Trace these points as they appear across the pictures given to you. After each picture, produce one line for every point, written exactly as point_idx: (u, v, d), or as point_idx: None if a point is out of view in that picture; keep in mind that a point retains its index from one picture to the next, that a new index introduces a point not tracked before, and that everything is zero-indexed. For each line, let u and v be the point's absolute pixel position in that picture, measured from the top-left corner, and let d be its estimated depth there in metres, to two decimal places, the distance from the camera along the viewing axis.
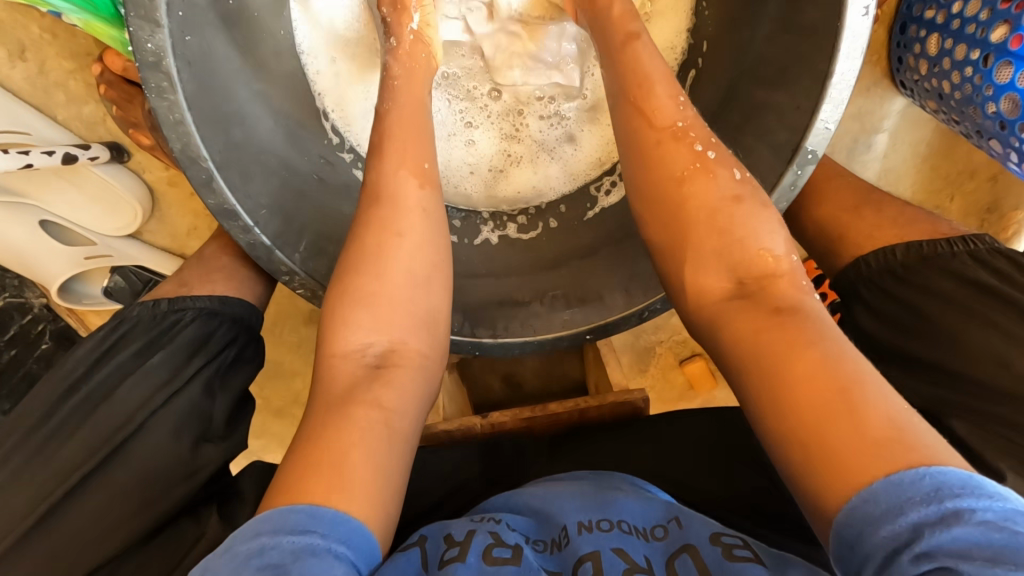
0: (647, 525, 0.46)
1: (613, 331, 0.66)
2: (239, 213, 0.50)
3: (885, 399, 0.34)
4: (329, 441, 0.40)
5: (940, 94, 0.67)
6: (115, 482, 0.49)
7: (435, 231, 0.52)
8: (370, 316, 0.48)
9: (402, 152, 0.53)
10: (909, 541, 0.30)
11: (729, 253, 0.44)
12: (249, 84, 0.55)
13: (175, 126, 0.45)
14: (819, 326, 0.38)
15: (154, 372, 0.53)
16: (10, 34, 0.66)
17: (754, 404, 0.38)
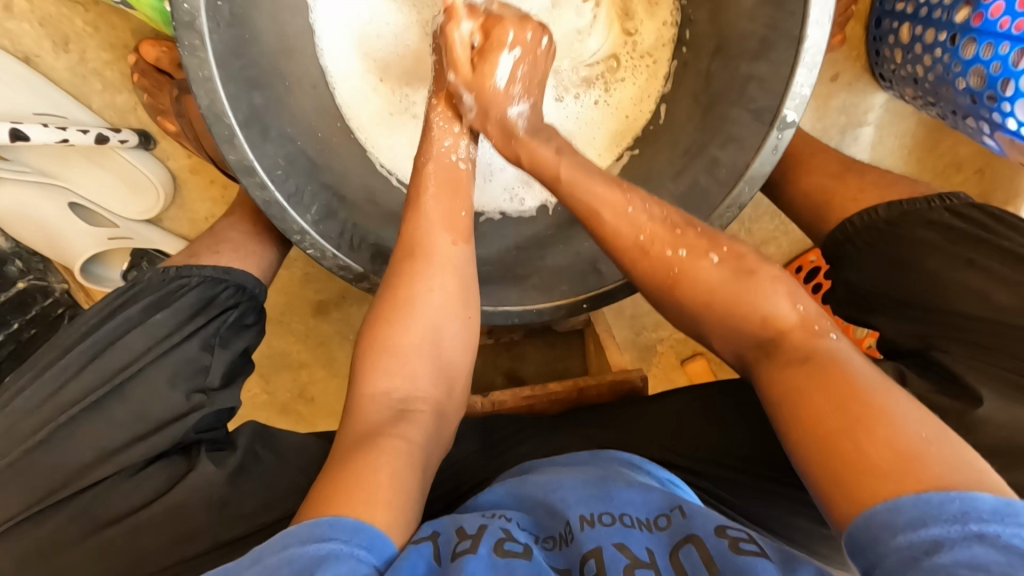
0: (649, 516, 0.44)
1: (609, 299, 0.68)
2: (257, 169, 0.55)
3: (908, 430, 0.36)
4: (353, 464, 0.44)
5: (915, 80, 0.71)
6: (116, 421, 0.51)
7: (466, 279, 0.58)
8: (400, 361, 0.53)
9: (440, 198, 0.58)
10: (929, 551, 0.31)
11: (739, 313, 0.49)
12: (277, 59, 0.60)
13: (203, 83, 0.50)
14: (835, 368, 0.41)
15: (157, 325, 0.56)
16: (56, 27, 0.72)
17: (793, 452, 0.41)
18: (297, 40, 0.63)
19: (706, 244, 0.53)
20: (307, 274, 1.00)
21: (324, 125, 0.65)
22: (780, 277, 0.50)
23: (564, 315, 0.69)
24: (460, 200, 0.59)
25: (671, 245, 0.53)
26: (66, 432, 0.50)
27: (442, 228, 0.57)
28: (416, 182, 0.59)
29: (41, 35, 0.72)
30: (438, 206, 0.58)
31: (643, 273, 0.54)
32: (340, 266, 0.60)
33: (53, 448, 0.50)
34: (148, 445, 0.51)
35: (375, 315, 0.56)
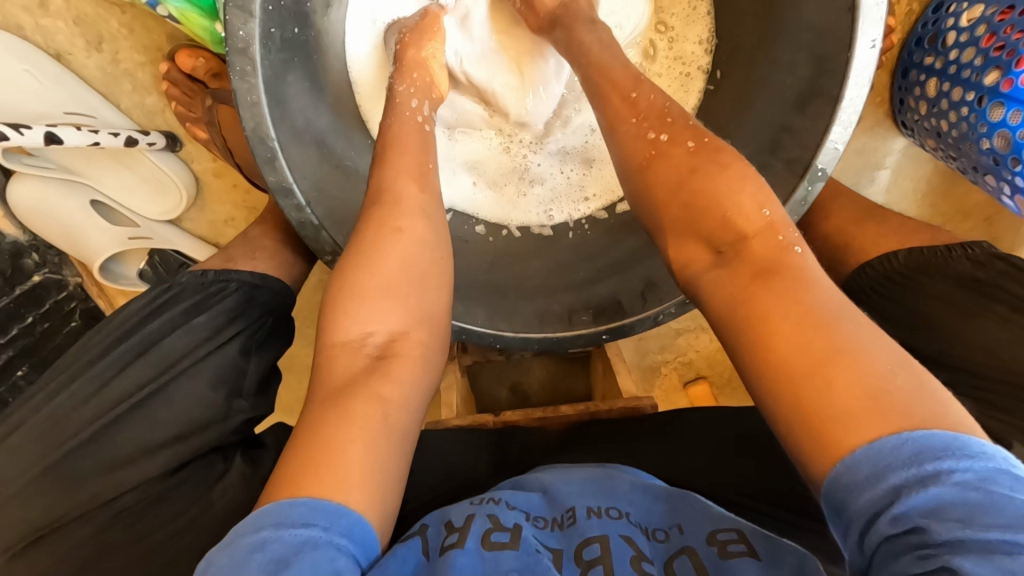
0: (648, 526, 0.45)
1: (630, 331, 0.68)
2: (295, 192, 0.55)
3: (870, 356, 0.35)
4: (315, 441, 0.41)
5: (937, 133, 0.73)
6: (157, 422, 0.52)
7: (436, 231, 0.52)
8: (366, 304, 0.48)
9: (396, 153, 0.54)
10: (890, 502, 0.31)
11: (714, 200, 0.46)
12: (316, 81, 0.60)
13: (249, 106, 0.50)
14: (799, 285, 0.40)
15: (197, 329, 0.56)
16: (91, 26, 0.72)
17: (749, 369, 0.40)
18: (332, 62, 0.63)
19: (673, 140, 0.50)
20: (320, 280, 1.00)
21: (353, 148, 0.65)
22: (748, 168, 0.47)
23: (583, 346, 0.69)
24: (417, 152, 0.55)
25: (658, 128, 0.51)
26: (107, 430, 0.51)
27: (404, 176, 0.53)
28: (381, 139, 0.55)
29: (75, 33, 0.72)
30: (392, 166, 0.53)
31: (626, 164, 0.52)
32: None
33: (94, 446, 0.50)
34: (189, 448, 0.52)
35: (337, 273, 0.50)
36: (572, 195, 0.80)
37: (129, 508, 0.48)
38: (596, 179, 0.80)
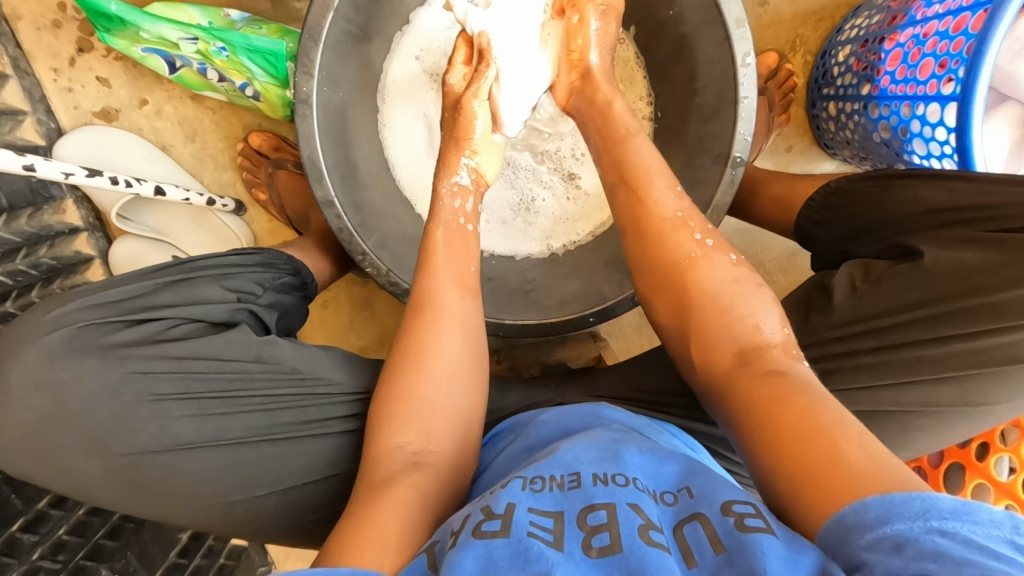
0: (657, 489, 0.46)
1: (611, 312, 0.85)
2: (336, 204, 0.73)
3: (856, 442, 0.45)
4: (370, 515, 0.51)
5: (848, 141, 0.90)
6: (188, 300, 0.66)
7: (479, 347, 0.68)
8: (417, 420, 0.62)
9: (455, 256, 0.72)
10: (895, 545, 0.36)
11: (732, 321, 0.59)
12: (354, 135, 0.81)
13: (307, 140, 0.69)
14: (798, 386, 0.51)
15: (239, 260, 0.73)
16: (189, 124, 0.96)
17: (762, 450, 0.49)
18: (367, 121, 0.84)
19: (714, 245, 0.65)
20: (351, 322, 1.12)
21: (380, 183, 0.85)
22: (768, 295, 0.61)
23: (574, 327, 0.85)
24: (469, 264, 0.72)
25: (703, 231, 0.65)
26: (152, 292, 0.66)
27: (461, 290, 0.69)
28: (427, 242, 0.72)
29: (178, 130, 0.96)
30: (450, 266, 0.70)
31: (645, 220, 0.67)
32: (391, 282, 0.77)
33: (138, 298, 0.65)
34: (209, 323, 0.66)
35: (395, 381, 0.64)
36: (569, 226, 0.96)
37: (162, 353, 0.62)
38: (586, 214, 0.96)
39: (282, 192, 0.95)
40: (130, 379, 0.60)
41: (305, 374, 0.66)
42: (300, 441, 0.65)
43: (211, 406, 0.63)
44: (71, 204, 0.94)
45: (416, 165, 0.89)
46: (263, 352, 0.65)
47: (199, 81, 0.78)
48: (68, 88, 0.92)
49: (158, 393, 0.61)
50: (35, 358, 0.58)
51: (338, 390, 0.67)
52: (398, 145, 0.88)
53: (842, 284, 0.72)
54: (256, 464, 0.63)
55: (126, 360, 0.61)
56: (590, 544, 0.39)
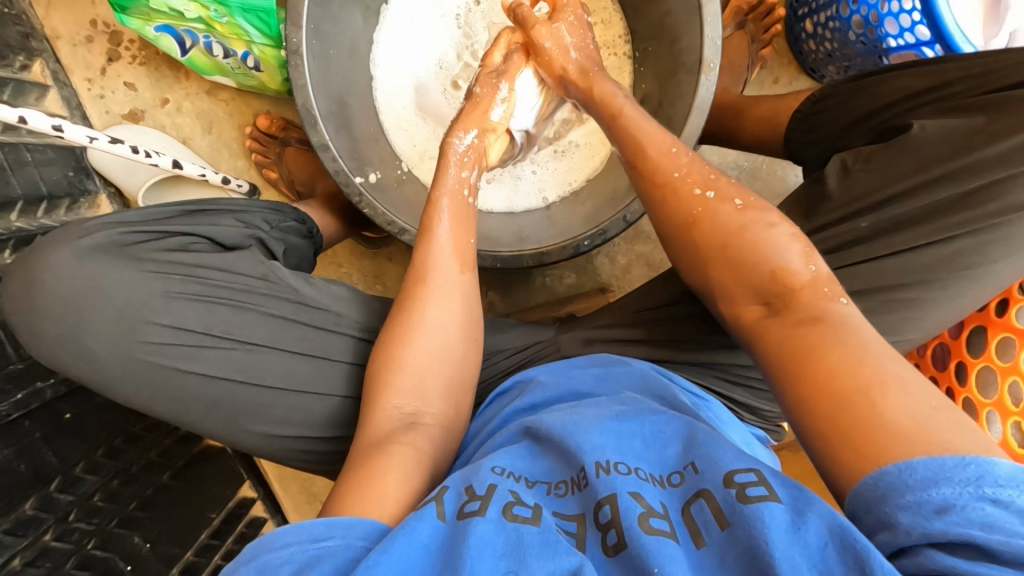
0: (663, 473, 0.48)
1: (607, 235, 0.86)
2: (331, 148, 0.79)
3: (897, 390, 0.42)
4: (363, 475, 0.51)
5: (828, 54, 0.91)
6: (202, 232, 0.69)
7: (474, 311, 0.67)
8: (417, 386, 0.61)
9: (453, 223, 0.70)
10: (939, 510, 0.37)
11: (754, 255, 0.56)
12: (347, 94, 0.87)
13: (299, 88, 0.75)
14: (839, 331, 0.48)
15: (247, 204, 0.76)
16: (206, 117, 1.05)
17: (794, 396, 0.47)
18: (361, 84, 0.91)
19: (718, 197, 0.62)
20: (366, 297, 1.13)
21: (374, 139, 0.91)
22: (787, 234, 0.57)
23: (573, 252, 0.87)
24: (468, 236, 0.70)
25: (702, 186, 0.63)
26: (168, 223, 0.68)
27: (461, 262, 0.68)
28: (431, 208, 0.70)
29: (196, 124, 1.05)
30: (451, 234, 0.69)
31: (654, 200, 0.67)
32: (388, 221, 0.81)
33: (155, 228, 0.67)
34: (222, 246, 0.70)
35: (389, 337, 0.64)
36: (563, 168, 1.00)
37: (177, 261, 0.65)
38: (577, 156, 1.00)
39: (293, 171, 1.03)
40: (145, 277, 0.63)
41: (311, 297, 0.69)
42: (306, 351, 0.67)
43: (220, 312, 0.65)
44: (104, 199, 1.02)
45: (409, 123, 0.96)
46: (273, 272, 0.69)
47: (209, 63, 0.86)
48: (100, 95, 1.02)
49: (172, 291, 0.64)
50: (64, 253, 0.61)
51: (345, 318, 0.70)
52: (391, 106, 0.95)
53: (834, 171, 0.68)
54: (262, 365, 0.65)
55: (143, 260, 0.64)
56: (606, 543, 0.44)
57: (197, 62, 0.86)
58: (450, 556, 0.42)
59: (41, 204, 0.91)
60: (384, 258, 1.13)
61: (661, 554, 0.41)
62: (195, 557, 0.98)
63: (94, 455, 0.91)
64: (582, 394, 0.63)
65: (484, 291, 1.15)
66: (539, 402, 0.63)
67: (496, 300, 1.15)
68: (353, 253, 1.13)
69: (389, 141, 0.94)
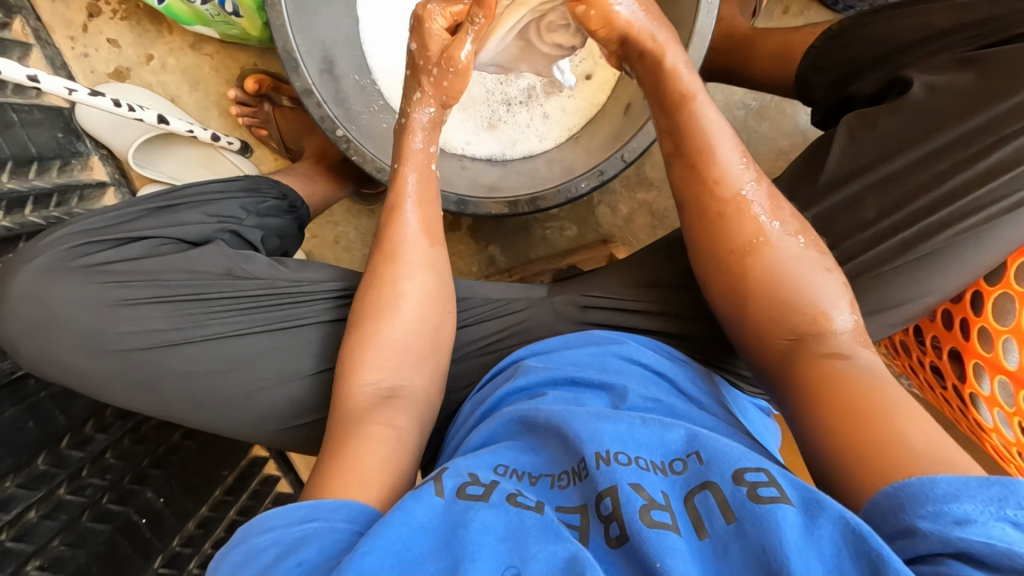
0: (665, 460, 0.46)
1: (606, 177, 0.84)
2: (314, 92, 0.75)
3: (920, 426, 0.42)
4: (335, 461, 0.50)
5: None
6: (166, 232, 0.67)
7: (449, 301, 0.65)
8: (385, 361, 0.59)
9: (417, 198, 0.67)
10: (958, 522, 0.36)
11: (795, 294, 0.53)
12: (331, 36, 0.84)
13: (279, 28, 0.72)
14: (870, 371, 0.47)
15: (209, 190, 0.73)
16: (193, 72, 1.02)
17: (826, 421, 0.45)
18: (345, 27, 0.88)
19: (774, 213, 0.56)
20: (364, 256, 1.12)
21: (357, 75, 0.88)
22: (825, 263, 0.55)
23: (572, 196, 0.84)
24: (436, 210, 0.68)
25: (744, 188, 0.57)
26: (127, 227, 0.66)
27: (429, 234, 0.66)
28: (397, 192, 0.66)
29: (183, 80, 1.02)
30: (421, 218, 0.66)
31: (705, 201, 0.58)
32: (377, 167, 0.79)
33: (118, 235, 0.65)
34: (188, 242, 0.68)
35: (354, 328, 0.61)
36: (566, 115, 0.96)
37: (140, 267, 0.64)
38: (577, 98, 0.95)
39: (283, 129, 1.00)
40: (107, 288, 0.62)
41: (272, 279, 0.67)
42: (272, 326, 0.65)
43: (185, 308, 0.64)
44: (97, 161, 1.01)
45: (396, 65, 0.93)
46: (238, 266, 0.66)
47: (189, 11, 0.84)
48: (84, 53, 0.99)
49: (132, 298, 0.63)
50: (26, 278, 0.61)
51: (309, 293, 0.67)
52: (377, 47, 0.91)
53: (838, 138, 0.61)
54: (236, 355, 0.64)
55: (106, 273, 0.63)
56: (608, 534, 0.42)
57: (172, 9, 0.84)
58: (452, 538, 0.40)
59: (31, 165, 0.89)
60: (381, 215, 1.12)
61: (662, 546, 0.39)
62: (211, 513, 1.01)
63: (104, 413, 0.92)
64: (581, 378, 0.58)
65: (484, 246, 1.12)
66: (520, 385, 0.60)
67: (497, 255, 1.12)
68: (350, 212, 1.11)
69: (375, 82, 0.91)
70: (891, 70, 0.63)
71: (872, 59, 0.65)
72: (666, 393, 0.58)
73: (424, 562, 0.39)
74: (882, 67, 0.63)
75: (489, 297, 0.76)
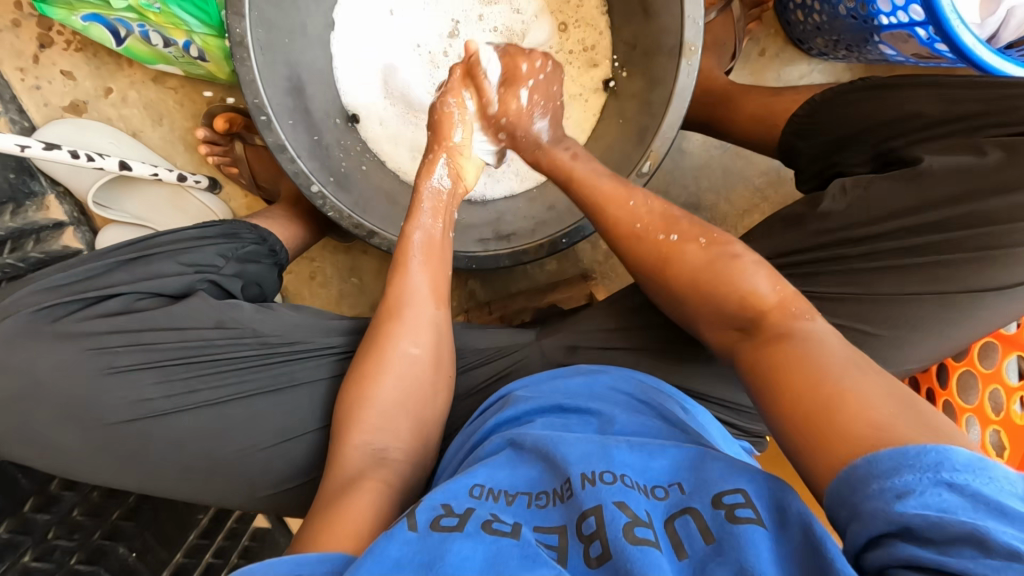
0: (647, 484, 0.47)
1: (587, 232, 0.83)
2: (287, 148, 0.73)
3: (864, 398, 0.39)
4: (325, 517, 0.48)
5: (818, 27, 0.84)
6: (143, 290, 0.62)
7: (448, 358, 0.65)
8: (378, 418, 0.58)
9: (427, 258, 0.68)
10: (900, 496, 0.33)
11: (725, 286, 0.55)
12: (305, 82, 0.81)
13: (248, 83, 0.69)
14: (807, 347, 0.46)
15: (183, 237, 0.68)
16: (155, 107, 0.97)
17: (768, 414, 0.45)
18: (320, 71, 0.85)
19: (680, 239, 0.60)
20: (340, 291, 1.09)
21: (334, 118, 0.86)
22: (755, 261, 0.55)
23: (549, 251, 0.83)
24: (444, 270, 0.69)
25: (663, 231, 0.61)
26: (102, 286, 0.61)
27: (438, 293, 0.66)
28: (403, 250, 0.67)
29: (145, 115, 0.97)
30: (429, 274, 0.67)
31: (640, 260, 0.62)
32: (354, 224, 0.77)
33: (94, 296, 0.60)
34: (167, 296, 0.63)
35: (360, 375, 0.61)
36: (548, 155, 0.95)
37: (122, 329, 0.59)
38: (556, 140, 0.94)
39: (257, 170, 0.96)
40: (91, 357, 0.58)
41: (267, 333, 0.64)
42: (256, 390, 0.62)
43: (174, 373, 0.60)
44: (54, 199, 0.95)
45: (372, 107, 0.90)
46: (227, 315, 0.63)
47: (150, 53, 0.80)
48: (35, 86, 0.93)
49: (116, 366, 0.59)
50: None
51: (306, 347, 0.65)
52: (352, 87, 0.89)
53: (831, 193, 0.60)
54: (227, 421, 0.61)
55: (85, 337, 0.58)
56: (589, 554, 0.41)
57: (132, 51, 0.80)
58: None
59: None
60: (358, 251, 1.09)
61: (646, 563, 0.38)
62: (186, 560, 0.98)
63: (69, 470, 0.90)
64: (566, 406, 0.59)
65: (464, 280, 1.11)
66: (509, 415, 0.60)
67: (476, 289, 1.12)
68: (325, 247, 1.08)
69: (351, 126, 0.89)
70: (870, 146, 0.63)
71: (855, 133, 0.65)
72: (647, 416, 0.58)
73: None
74: (862, 141, 0.64)
75: (478, 348, 0.76)
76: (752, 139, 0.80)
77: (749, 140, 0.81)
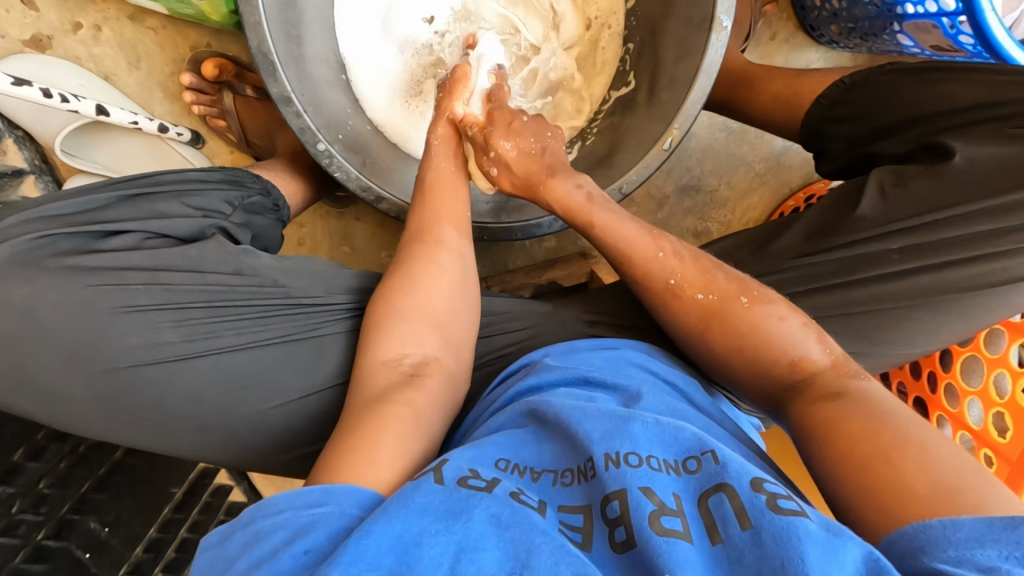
0: (676, 458, 0.40)
1: None
2: (293, 100, 0.67)
3: (934, 456, 0.39)
4: (359, 433, 0.44)
5: (835, 14, 0.85)
6: (149, 227, 0.57)
7: (472, 289, 0.62)
8: (409, 324, 0.55)
9: (439, 197, 0.67)
10: (984, 569, 0.32)
11: (770, 349, 0.53)
12: (310, 26, 0.74)
13: (253, 26, 0.63)
14: (867, 403, 0.45)
15: (192, 179, 0.64)
16: (131, 48, 0.88)
17: (819, 462, 0.44)
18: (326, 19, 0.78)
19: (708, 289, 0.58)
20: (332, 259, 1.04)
21: (337, 69, 0.80)
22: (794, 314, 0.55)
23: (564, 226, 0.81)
24: (464, 204, 0.68)
25: (702, 290, 0.58)
26: (107, 219, 0.57)
27: (451, 217, 0.65)
28: (420, 186, 0.68)
29: (120, 56, 0.88)
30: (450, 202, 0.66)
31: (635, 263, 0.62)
32: (362, 185, 0.73)
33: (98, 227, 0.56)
34: (176, 239, 0.59)
35: (385, 298, 0.57)
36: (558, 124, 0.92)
37: (130, 269, 0.54)
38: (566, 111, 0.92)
39: (248, 124, 0.89)
40: (95, 294, 0.52)
41: (294, 287, 0.60)
42: (277, 340, 0.59)
43: (197, 317, 0.56)
44: (11, 143, 0.85)
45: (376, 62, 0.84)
46: (245, 263, 0.59)
47: None
48: None
49: (134, 306, 0.54)
50: None
51: (330, 305, 0.61)
52: (356, 38, 0.83)
53: (870, 192, 0.62)
54: (250, 375, 0.57)
55: (91, 273, 0.53)
56: (613, 539, 0.36)
57: None
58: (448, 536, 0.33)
59: None
60: (352, 217, 1.04)
61: (674, 558, 0.33)
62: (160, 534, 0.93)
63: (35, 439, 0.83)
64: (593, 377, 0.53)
65: None
66: (531, 384, 0.54)
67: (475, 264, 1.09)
68: (317, 212, 1.03)
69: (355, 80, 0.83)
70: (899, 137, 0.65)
71: (882, 123, 0.67)
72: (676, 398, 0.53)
73: (423, 547, 0.32)
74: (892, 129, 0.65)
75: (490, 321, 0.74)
76: (771, 121, 0.81)
77: (768, 123, 0.81)
